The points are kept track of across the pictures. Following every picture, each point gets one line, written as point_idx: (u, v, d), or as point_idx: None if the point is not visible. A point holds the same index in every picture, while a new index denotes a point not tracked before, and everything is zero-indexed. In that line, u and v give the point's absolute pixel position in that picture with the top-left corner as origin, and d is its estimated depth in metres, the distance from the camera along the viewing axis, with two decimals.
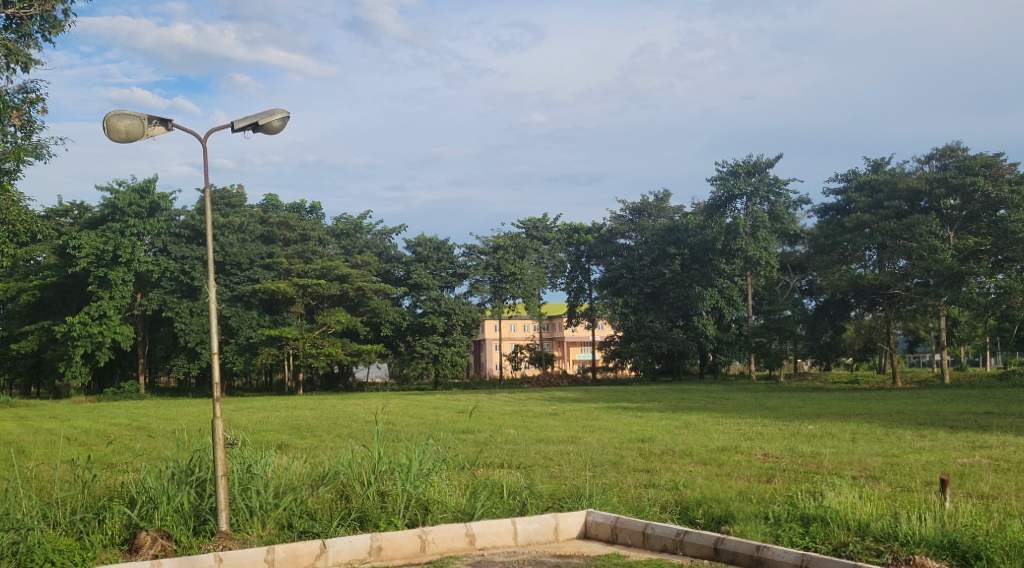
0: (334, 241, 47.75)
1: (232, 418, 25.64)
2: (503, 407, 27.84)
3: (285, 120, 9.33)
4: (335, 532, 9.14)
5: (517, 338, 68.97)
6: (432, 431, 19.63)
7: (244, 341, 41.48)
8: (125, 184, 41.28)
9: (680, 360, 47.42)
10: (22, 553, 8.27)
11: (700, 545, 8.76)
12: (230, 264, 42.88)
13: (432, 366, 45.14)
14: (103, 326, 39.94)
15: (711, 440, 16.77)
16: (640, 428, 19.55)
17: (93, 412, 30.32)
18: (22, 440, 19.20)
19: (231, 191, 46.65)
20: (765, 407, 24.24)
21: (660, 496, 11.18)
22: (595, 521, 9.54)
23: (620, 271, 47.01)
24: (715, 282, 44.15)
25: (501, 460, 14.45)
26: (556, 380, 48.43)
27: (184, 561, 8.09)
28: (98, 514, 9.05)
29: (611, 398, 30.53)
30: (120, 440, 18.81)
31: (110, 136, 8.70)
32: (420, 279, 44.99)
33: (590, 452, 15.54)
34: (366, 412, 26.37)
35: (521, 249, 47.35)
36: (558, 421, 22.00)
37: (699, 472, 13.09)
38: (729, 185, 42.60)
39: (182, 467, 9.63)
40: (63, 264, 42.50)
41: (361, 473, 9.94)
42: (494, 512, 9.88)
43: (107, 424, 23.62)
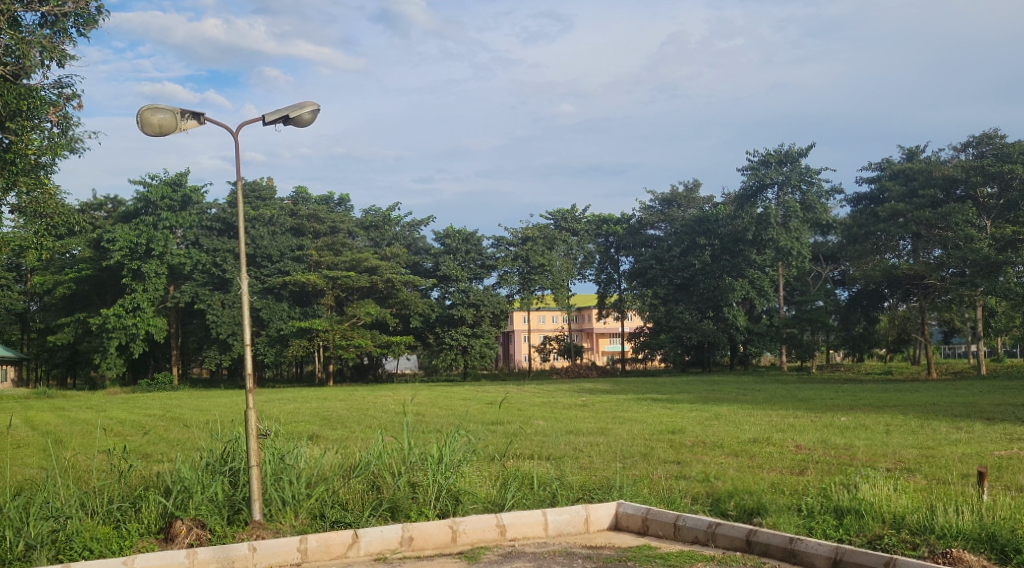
0: (363, 233, 47.95)
1: (265, 408, 25.87)
2: (533, 398, 27.89)
3: (315, 113, 9.37)
4: (367, 521, 9.21)
5: (546, 329, 69.02)
6: (461, 422, 19.69)
7: (275, 333, 41.90)
8: (158, 178, 41.74)
9: (710, 352, 47.15)
10: (61, 540, 8.42)
11: (732, 537, 8.71)
12: (261, 257, 43.22)
13: (461, 358, 45.22)
14: (137, 318, 40.45)
15: (742, 432, 16.68)
16: (670, 420, 19.49)
17: (128, 403, 30.75)
18: (60, 430, 19.50)
19: (260, 184, 47.07)
20: (798, 399, 24.08)
21: (691, 487, 11.14)
22: (626, 512, 9.52)
23: (650, 262, 46.82)
24: (746, 273, 44.08)
25: (531, 451, 14.49)
26: (585, 371, 48.38)
27: (219, 550, 8.18)
28: (134, 503, 9.17)
29: (640, 390, 30.45)
30: (155, 430, 19.05)
31: (144, 130, 8.77)
32: (448, 271, 45.12)
33: (619, 443, 15.51)
34: (396, 404, 26.51)
35: (550, 240, 47.35)
36: (588, 413, 21.99)
37: (731, 464, 13.02)
38: (760, 174, 42.35)
39: (216, 456, 9.74)
40: (98, 258, 43.07)
41: (392, 464, 9.98)
42: (524, 503, 9.90)
43: (142, 415, 23.94)
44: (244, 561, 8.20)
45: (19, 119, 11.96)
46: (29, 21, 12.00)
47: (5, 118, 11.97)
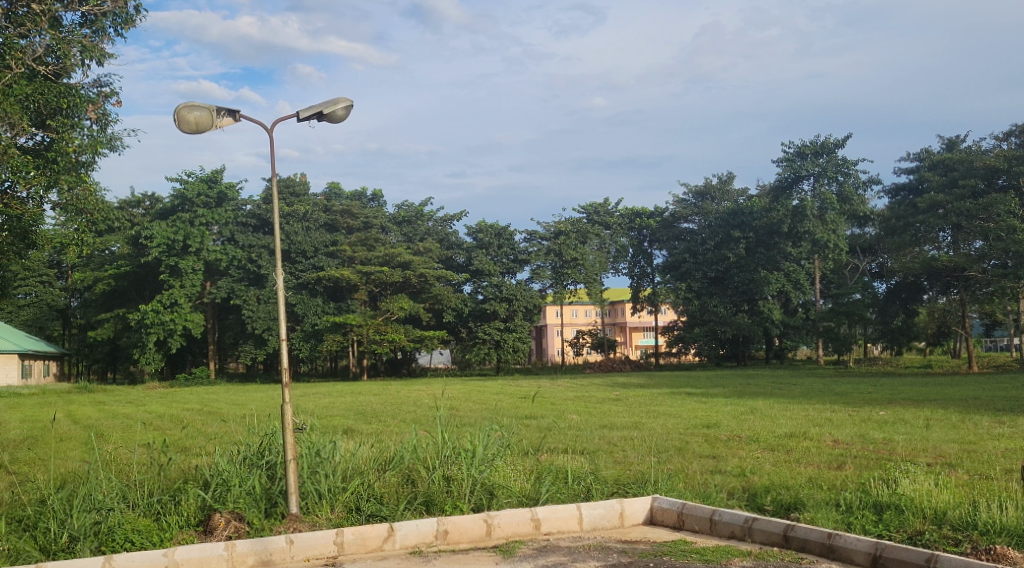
0: (395, 228, 48.09)
1: (300, 403, 26.08)
2: (567, 392, 27.92)
3: (349, 109, 9.40)
4: (402, 515, 9.25)
5: (579, 324, 69.00)
6: (495, 416, 19.70)
7: (309, 328, 42.29)
8: (194, 175, 42.13)
9: (745, 346, 46.84)
10: (103, 533, 8.53)
11: (769, 532, 8.65)
12: (295, 252, 43.69)
13: (494, 352, 45.25)
14: (175, 313, 40.96)
15: (778, 426, 16.53)
16: (705, 413, 19.40)
17: (167, 397, 31.22)
18: (101, 424, 19.78)
19: (294, 180, 47.34)
20: (835, 393, 23.83)
21: (727, 482, 11.07)
22: (661, 506, 9.49)
23: (683, 256, 46.41)
24: (781, 266, 43.98)
25: (565, 446, 14.51)
26: (618, 365, 48.20)
27: (257, 543, 8.25)
28: (174, 497, 9.26)
29: (675, 384, 30.37)
30: (193, 424, 19.26)
31: (180, 127, 8.86)
32: (481, 265, 45.12)
33: (654, 438, 15.45)
34: (430, 398, 26.64)
35: (583, 234, 47.20)
36: (622, 407, 21.93)
37: (767, 458, 12.92)
38: (795, 166, 41.95)
39: (253, 450, 9.85)
40: (136, 254, 43.63)
41: (426, 458, 10.02)
42: (559, 496, 9.90)
43: (181, 408, 24.30)
44: (282, 554, 8.27)
45: (60, 117, 12.04)
46: (69, 21, 12.12)
47: (46, 118, 11.97)
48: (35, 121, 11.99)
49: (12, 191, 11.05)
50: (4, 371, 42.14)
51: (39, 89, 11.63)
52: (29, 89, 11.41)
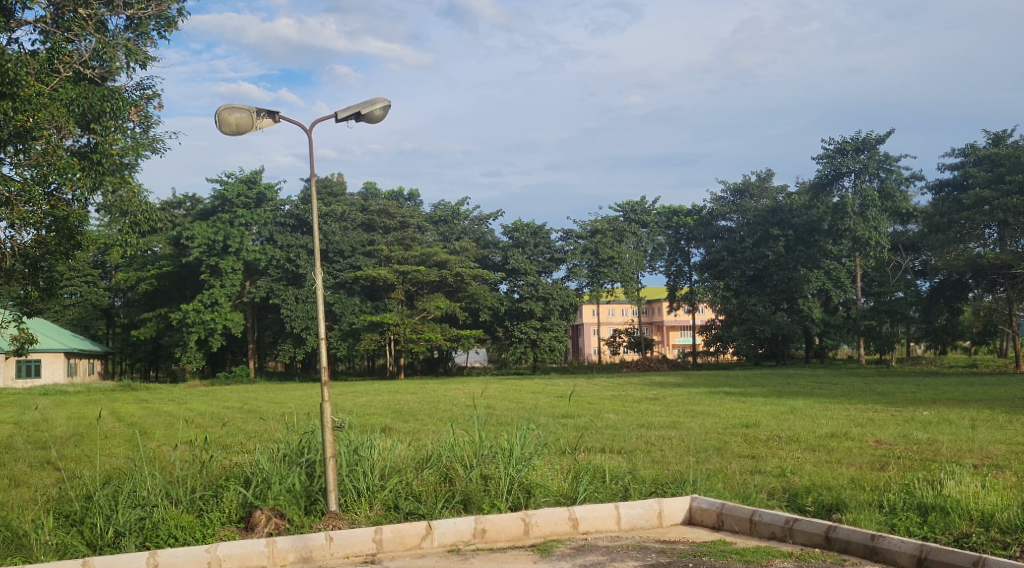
0: (432, 228, 48.27)
1: (338, 401, 26.29)
2: (604, 391, 27.90)
3: (387, 109, 9.45)
4: (440, 513, 9.25)
5: (615, 323, 68.91)
6: (532, 415, 19.67)
7: (347, 326, 42.60)
8: (234, 176, 42.64)
9: (784, 345, 46.57)
10: (148, 528, 8.65)
11: (811, 533, 8.55)
12: (333, 252, 44.12)
13: (530, 351, 45.24)
14: (215, 313, 41.43)
15: (819, 426, 16.35)
16: (744, 413, 19.26)
17: (208, 395, 31.65)
18: (144, 422, 20.11)
19: (331, 180, 47.86)
20: (878, 393, 23.47)
21: (766, 483, 10.98)
22: (700, 506, 9.43)
23: (721, 254, 46.09)
24: (821, 264, 43.32)
25: (602, 444, 14.50)
26: (655, 364, 47.96)
27: (298, 539, 8.32)
28: (216, 493, 9.37)
29: (711, 383, 30.14)
30: (233, 422, 19.52)
31: (221, 128, 8.95)
32: (517, 264, 45.14)
33: (692, 437, 15.39)
34: (467, 397, 26.74)
35: (619, 233, 47.08)
36: (660, 407, 21.80)
37: (808, 459, 12.78)
38: (835, 163, 41.42)
39: (292, 448, 9.94)
40: (177, 254, 44.24)
41: (464, 457, 10.05)
42: (597, 495, 9.88)
43: (222, 407, 24.59)
44: (322, 550, 8.33)
45: (104, 119, 12.14)
46: (114, 25, 12.26)
47: (91, 120, 12.05)
48: (81, 124, 12.06)
49: (59, 193, 11.07)
50: (50, 369, 42.94)
51: (85, 91, 11.72)
52: (75, 93, 11.51)
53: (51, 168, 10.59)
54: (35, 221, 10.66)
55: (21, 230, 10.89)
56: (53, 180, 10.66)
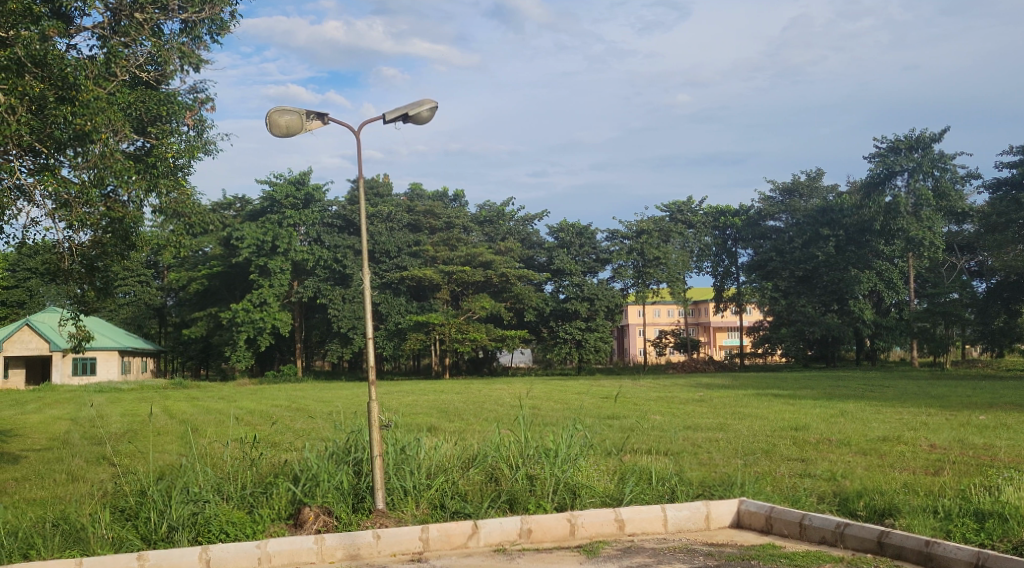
0: (477, 228, 48.41)
1: (386, 400, 26.57)
2: (651, 392, 27.93)
3: (434, 110, 9.48)
4: (486, 513, 9.26)
5: (661, 323, 68.74)
6: (578, 416, 19.52)
7: (393, 326, 42.93)
8: (283, 177, 43.05)
9: (834, 347, 45.97)
10: (200, 524, 8.74)
11: (862, 538, 8.40)
12: (379, 252, 44.58)
13: (575, 351, 45.16)
14: (264, 312, 41.94)
15: (871, 430, 16.06)
16: (793, 415, 19.04)
17: (259, 394, 32.06)
18: (196, 419, 20.47)
19: (378, 181, 48.31)
20: (931, 396, 23.07)
21: (816, 486, 10.84)
22: (748, 509, 9.33)
23: (770, 254, 45.80)
24: (873, 265, 42.55)
25: (649, 445, 14.48)
26: (702, 366, 47.58)
27: (346, 537, 8.38)
28: (266, 490, 9.46)
29: (757, 386, 29.89)
30: (282, 420, 19.75)
31: (272, 131, 9.05)
32: (562, 264, 45.04)
33: (741, 440, 15.21)
34: (512, 396, 26.83)
35: (666, 233, 46.70)
36: (706, 408, 21.62)
37: (859, 462, 12.58)
38: (888, 161, 40.85)
39: (340, 447, 10.02)
40: (227, 255, 44.91)
41: (510, 457, 10.06)
42: (643, 497, 9.84)
43: (270, 405, 24.86)
44: (369, 548, 8.38)
45: (160, 124, 12.22)
46: (170, 30, 12.41)
47: (147, 124, 12.17)
48: (137, 128, 12.23)
49: (115, 195, 11.24)
50: (105, 366, 43.81)
51: (141, 96, 11.89)
52: (131, 97, 11.66)
53: (109, 171, 10.69)
54: (92, 222, 10.86)
55: (79, 231, 11.10)
56: (110, 183, 10.80)
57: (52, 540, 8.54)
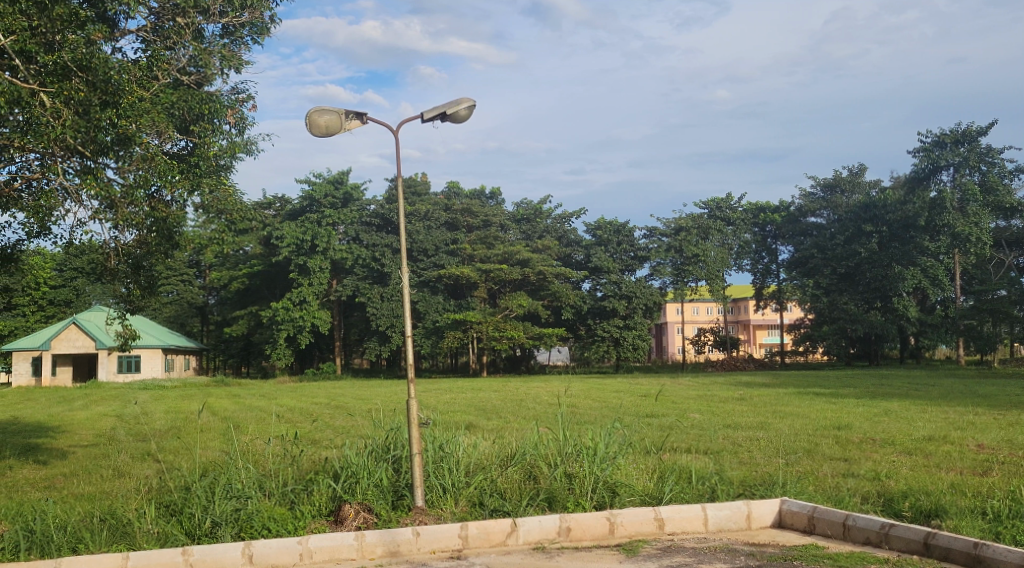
0: (515, 226, 48.38)
1: (424, 398, 26.55)
2: (689, 390, 27.59)
3: (472, 108, 9.47)
4: (525, 511, 9.25)
5: (700, 321, 68.32)
6: (617, 414, 19.41)
7: (430, 324, 43.08)
8: (322, 176, 43.49)
9: (877, 344, 45.35)
10: (243, 519, 8.83)
11: (907, 539, 8.26)
12: (417, 251, 44.81)
13: (613, 350, 44.95)
14: (304, 311, 42.20)
15: (916, 429, 15.79)
16: (834, 414, 18.74)
17: (298, 391, 32.20)
18: (238, 416, 20.65)
19: (416, 180, 48.52)
20: (978, 395, 22.59)
21: (860, 486, 10.70)
22: (790, 509, 9.21)
23: (811, 251, 45.40)
24: (918, 261, 41.70)
25: (688, 444, 14.36)
26: (742, 364, 47.15)
27: (386, 534, 8.40)
28: (307, 487, 9.53)
29: (800, 384, 29.46)
30: (322, 417, 19.87)
31: (311, 131, 9.10)
32: (600, 262, 44.92)
33: (782, 439, 15.03)
34: (550, 395, 26.67)
35: (704, 230, 46.31)
36: (747, 407, 21.41)
37: (905, 462, 12.37)
38: (933, 156, 40.70)
39: (379, 444, 10.07)
40: (268, 254, 45.32)
41: (548, 455, 10.03)
42: (683, 496, 9.76)
43: (310, 403, 25.04)
44: (409, 545, 8.40)
45: (202, 123, 12.29)
46: (210, 32, 12.52)
47: (188, 124, 12.26)
48: (180, 128, 12.30)
49: (159, 195, 11.38)
50: (149, 364, 44.39)
51: (184, 95, 11.95)
52: (174, 97, 11.72)
53: (153, 171, 10.79)
54: (138, 222, 11.01)
55: (124, 231, 11.24)
56: (155, 183, 10.91)
57: (99, 535, 8.67)
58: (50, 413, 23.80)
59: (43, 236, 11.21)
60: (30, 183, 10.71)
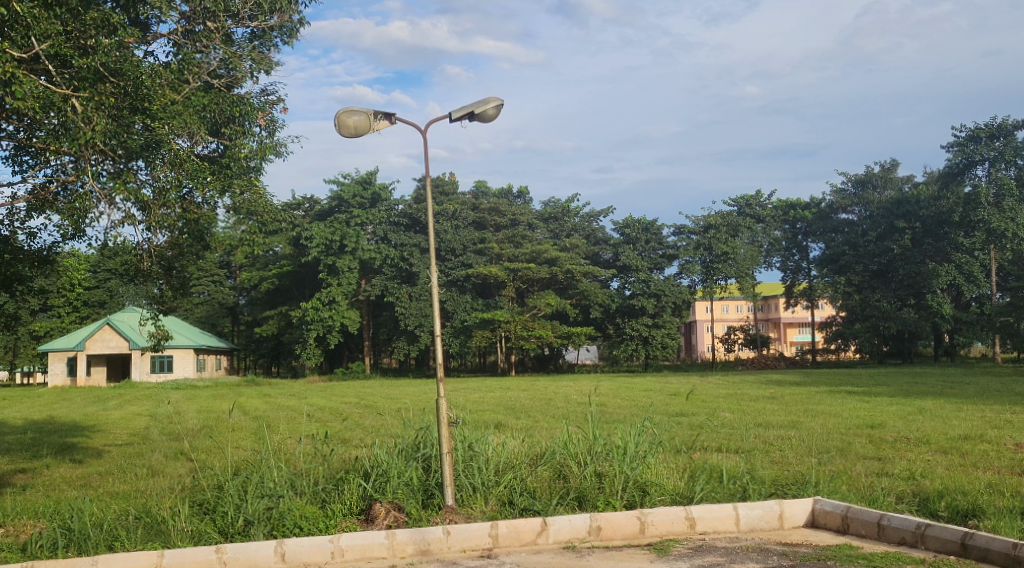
0: (543, 225, 48.37)
1: (453, 397, 26.56)
2: (720, 390, 27.40)
3: (500, 108, 9.45)
4: (555, 510, 9.22)
5: (730, 320, 67.97)
6: (646, 413, 19.32)
7: (459, 324, 43.16)
8: (351, 177, 43.76)
9: (911, 342, 44.85)
10: (275, 518, 8.86)
11: (944, 539, 8.14)
12: (445, 250, 45.05)
13: (642, 348, 44.74)
14: (333, 310, 42.37)
15: (952, 428, 15.53)
16: (868, 413, 18.50)
17: (328, 390, 32.34)
18: (269, 416, 20.78)
19: (444, 179, 48.59)
20: (1015, 393, 22.21)
21: (894, 485, 10.56)
22: (824, 509, 9.10)
23: (843, 248, 44.97)
24: (953, 257, 41.33)
25: (718, 443, 14.23)
26: (772, 362, 46.85)
27: (416, 532, 8.40)
28: (337, 486, 9.56)
29: (833, 382, 29.11)
30: (352, 417, 19.93)
31: (340, 132, 9.12)
32: (628, 261, 44.76)
33: (814, 438, 14.88)
34: (579, 394, 26.59)
35: (733, 228, 45.85)
36: (778, 406, 21.22)
37: (940, 461, 12.21)
38: (967, 151, 39.99)
39: (409, 443, 10.08)
40: (297, 254, 45.56)
41: (578, 453, 10.00)
42: (714, 496, 9.68)
43: (340, 402, 25.22)
44: (440, 544, 8.40)
45: (233, 125, 12.37)
46: (240, 35, 12.58)
47: (220, 127, 12.36)
48: (210, 130, 12.41)
49: (191, 197, 11.45)
50: (181, 364, 44.80)
51: (215, 98, 12.03)
52: (205, 100, 11.80)
53: (184, 173, 10.81)
54: (169, 224, 11.08)
55: (157, 232, 11.32)
56: (187, 185, 10.99)
57: (135, 533, 8.75)
58: (85, 412, 24.07)
59: (77, 238, 11.31)
60: (65, 187, 10.82)
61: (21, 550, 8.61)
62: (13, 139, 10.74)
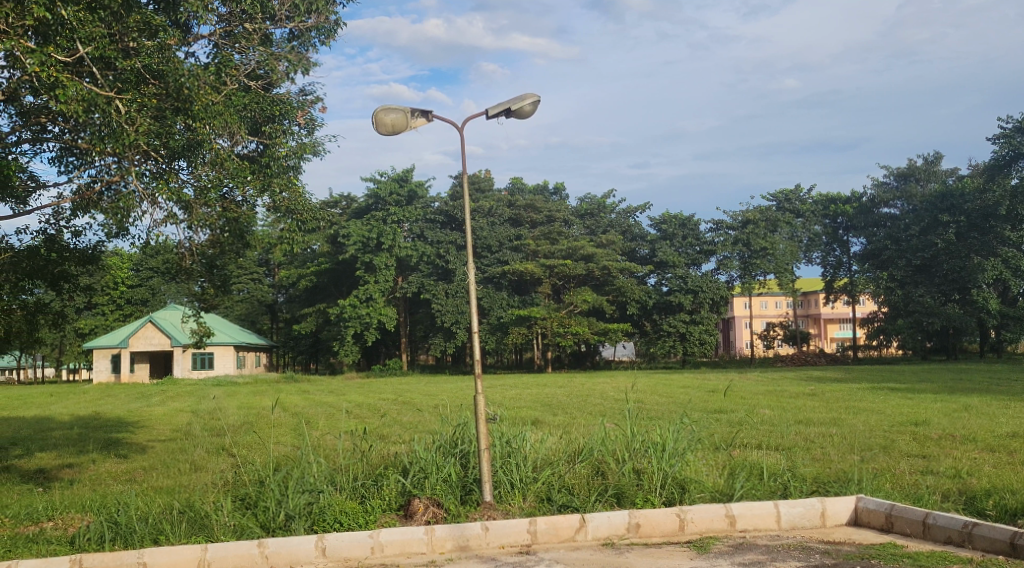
0: (579, 222, 48.31)
1: (490, 394, 26.61)
2: (758, 386, 27.20)
3: (537, 103, 9.40)
4: (594, 506, 9.18)
5: (769, 316, 67.48)
6: (686, 410, 19.17)
7: (495, 320, 43.22)
8: (387, 175, 43.90)
9: (956, 338, 44.15)
10: (315, 513, 8.92)
11: (992, 538, 7.97)
12: (481, 247, 45.25)
13: (679, 345, 44.45)
14: (370, 308, 42.52)
15: (998, 425, 15.22)
16: (911, 410, 18.19)
17: (366, 388, 32.44)
18: (308, 412, 20.95)
19: (480, 176, 48.65)
20: None
21: (940, 485, 10.33)
22: (867, 507, 8.97)
23: (884, 243, 44.38)
24: (998, 252, 40.54)
25: (757, 440, 14.09)
26: (812, 359, 46.32)
27: (455, 528, 8.40)
28: (376, 481, 9.60)
29: (874, 379, 28.78)
30: (390, 413, 20.04)
31: (378, 129, 9.13)
32: (665, 256, 44.67)
33: (856, 435, 14.68)
34: (617, 391, 26.51)
35: (772, 223, 45.39)
36: (818, 402, 20.99)
37: (987, 459, 11.99)
38: (1014, 142, 39.47)
39: (447, 438, 10.08)
40: (335, 252, 45.82)
41: (616, 450, 9.95)
42: (754, 494, 9.57)
43: (378, 398, 25.38)
44: (478, 540, 8.40)
45: (273, 125, 12.47)
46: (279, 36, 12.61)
47: (259, 127, 12.45)
48: (250, 130, 12.48)
49: (231, 196, 11.53)
50: (221, 361, 45.29)
51: (254, 98, 12.12)
52: (245, 100, 11.89)
53: (224, 172, 10.95)
54: (211, 222, 11.19)
55: (198, 231, 11.40)
56: (226, 184, 11.08)
57: (179, 527, 8.83)
58: (130, 409, 24.45)
59: (120, 236, 11.43)
60: (108, 186, 10.95)
61: (70, 544, 8.74)
62: (59, 141, 10.87)
